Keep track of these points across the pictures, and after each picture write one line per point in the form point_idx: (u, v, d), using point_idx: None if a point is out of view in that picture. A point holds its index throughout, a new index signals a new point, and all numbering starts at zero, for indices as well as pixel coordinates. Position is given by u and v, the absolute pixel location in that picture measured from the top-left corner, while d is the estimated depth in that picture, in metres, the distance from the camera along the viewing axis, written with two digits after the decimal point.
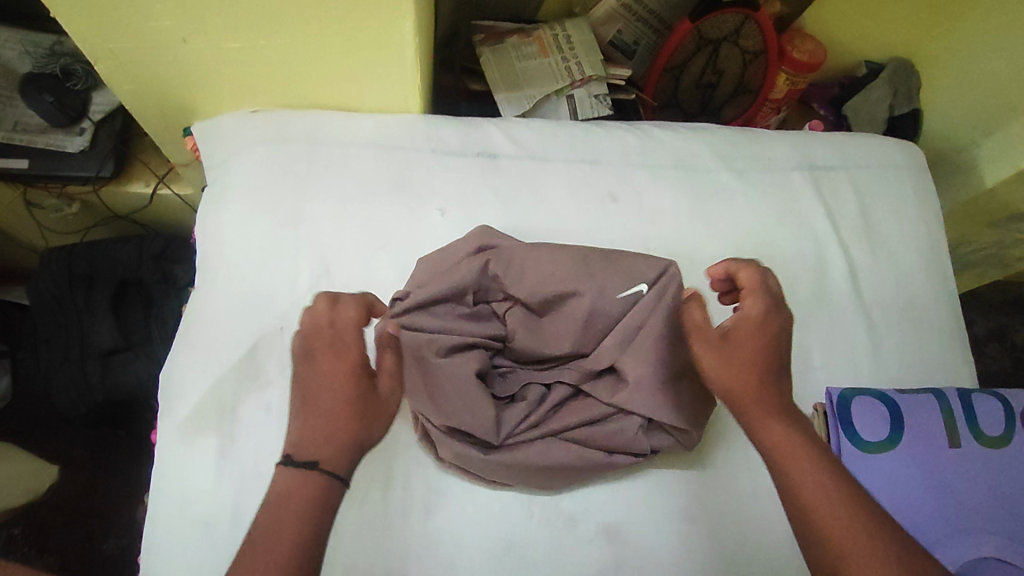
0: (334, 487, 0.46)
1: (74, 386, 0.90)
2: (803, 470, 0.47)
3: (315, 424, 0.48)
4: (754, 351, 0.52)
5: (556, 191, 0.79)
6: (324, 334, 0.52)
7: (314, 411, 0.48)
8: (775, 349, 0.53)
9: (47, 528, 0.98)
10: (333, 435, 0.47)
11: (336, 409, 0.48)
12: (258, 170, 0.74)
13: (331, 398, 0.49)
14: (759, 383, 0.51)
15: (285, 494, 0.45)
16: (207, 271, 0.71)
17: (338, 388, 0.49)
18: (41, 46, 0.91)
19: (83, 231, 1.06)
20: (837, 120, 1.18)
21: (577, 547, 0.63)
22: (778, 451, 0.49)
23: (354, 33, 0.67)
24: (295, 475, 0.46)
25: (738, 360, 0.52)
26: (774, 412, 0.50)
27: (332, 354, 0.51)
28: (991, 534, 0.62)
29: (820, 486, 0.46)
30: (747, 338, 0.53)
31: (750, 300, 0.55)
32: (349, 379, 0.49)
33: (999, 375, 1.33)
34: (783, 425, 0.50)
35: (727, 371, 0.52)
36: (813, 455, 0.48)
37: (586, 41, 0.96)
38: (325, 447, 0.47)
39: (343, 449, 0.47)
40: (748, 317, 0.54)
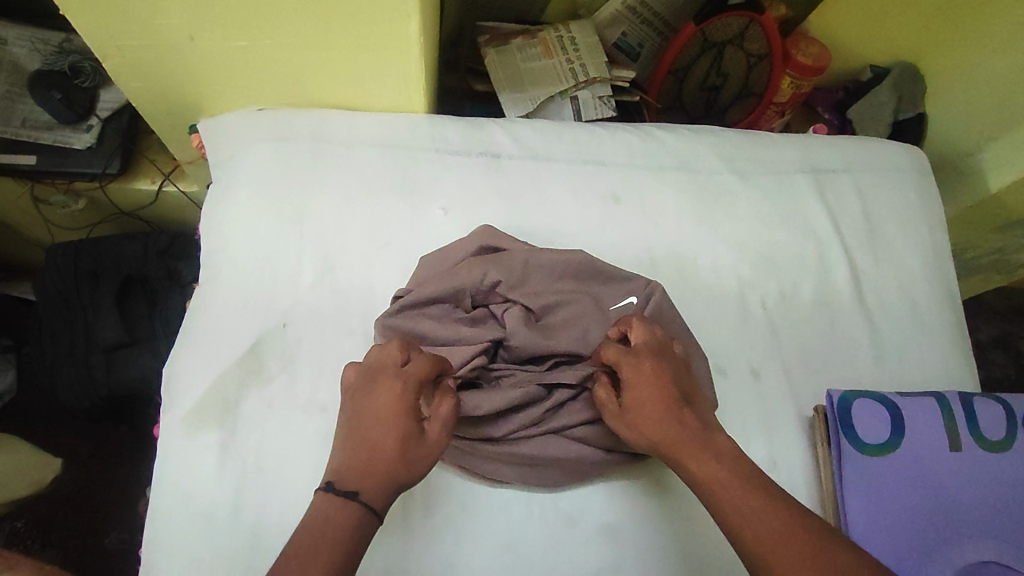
0: (368, 520, 0.48)
1: (79, 380, 0.91)
2: (727, 496, 0.50)
3: (358, 456, 0.50)
4: (653, 414, 0.54)
5: (559, 192, 0.79)
6: (385, 370, 0.53)
7: (362, 444, 0.50)
8: (664, 398, 0.55)
9: (50, 521, 0.98)
10: (376, 472, 0.49)
11: (381, 446, 0.50)
12: (262, 168, 0.74)
13: (380, 435, 0.50)
14: (668, 432, 0.54)
15: (322, 518, 0.47)
16: (211, 267, 0.71)
17: (387, 425, 0.50)
18: (50, 44, 0.91)
19: (89, 227, 1.07)
20: (842, 124, 1.20)
21: (577, 546, 0.63)
22: (703, 487, 0.51)
23: (360, 33, 0.67)
24: (335, 501, 0.48)
25: (643, 430, 0.55)
26: (691, 448, 0.53)
27: (387, 390, 0.52)
28: (993, 537, 0.63)
29: (745, 510, 0.49)
30: (642, 404, 0.55)
31: (624, 369, 0.56)
32: (400, 418, 0.50)
33: (1003, 382, 1.33)
34: (703, 462, 0.52)
35: (641, 434, 0.55)
36: (736, 478, 0.51)
37: (591, 42, 0.97)
38: (368, 480, 0.49)
39: (382, 486, 0.49)
40: (629, 384, 0.56)
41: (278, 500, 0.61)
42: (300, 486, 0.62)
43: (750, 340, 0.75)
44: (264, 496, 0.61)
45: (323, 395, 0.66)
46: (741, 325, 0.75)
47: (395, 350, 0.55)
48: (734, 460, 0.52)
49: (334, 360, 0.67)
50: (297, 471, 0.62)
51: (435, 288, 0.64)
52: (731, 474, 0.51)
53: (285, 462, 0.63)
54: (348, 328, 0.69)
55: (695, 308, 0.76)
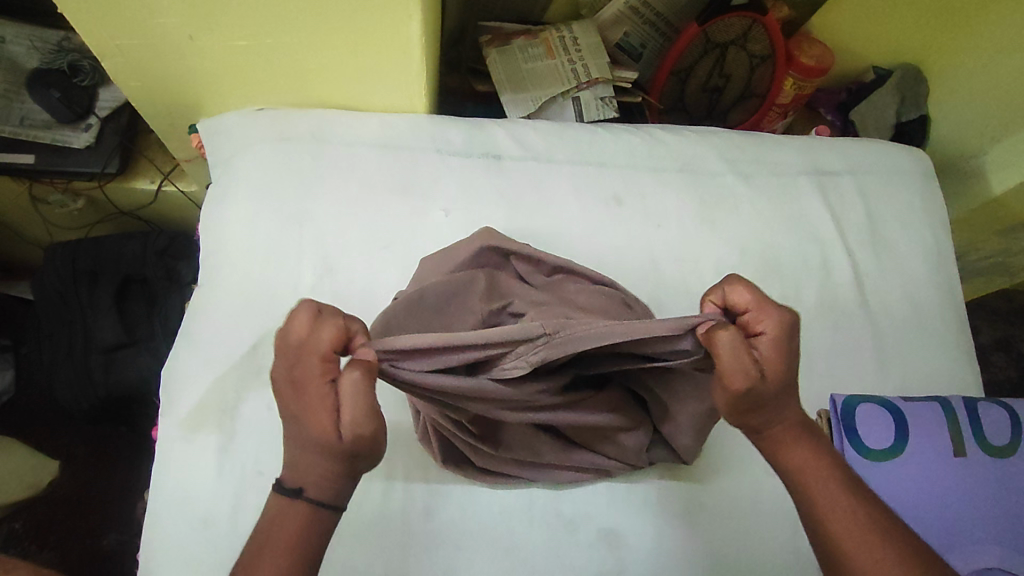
0: (319, 519, 0.45)
1: (77, 380, 0.91)
2: (830, 496, 0.47)
3: (297, 454, 0.44)
4: (784, 391, 0.48)
5: (560, 193, 0.78)
6: (296, 358, 0.44)
7: (291, 438, 0.44)
8: (792, 373, 0.49)
9: (48, 523, 0.98)
10: (314, 471, 0.44)
11: (310, 443, 0.44)
12: (263, 169, 0.74)
13: (304, 432, 0.44)
14: (782, 417, 0.49)
15: (273, 521, 0.44)
16: (210, 268, 0.71)
17: (308, 420, 0.43)
18: (49, 42, 0.91)
19: (88, 227, 1.06)
20: (844, 125, 1.19)
21: (579, 550, 0.62)
22: (802, 481, 0.48)
23: (360, 33, 0.67)
24: (283, 505, 0.44)
25: (771, 408, 0.48)
26: (795, 440, 0.49)
27: (301, 381, 0.44)
28: (998, 543, 0.63)
29: (852, 516, 0.46)
30: (777, 378, 0.48)
31: (765, 329, 0.48)
32: (318, 411, 0.43)
33: (1005, 384, 1.33)
34: (802, 450, 0.49)
35: (764, 410, 0.48)
36: (838, 476, 0.48)
37: (593, 43, 0.96)
38: (307, 479, 0.44)
39: (323, 484, 0.44)
40: (769, 350, 0.48)
41: None
42: None
43: None
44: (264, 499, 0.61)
45: None
46: None
47: (300, 326, 0.45)
48: (830, 451, 0.50)
49: None
50: None
51: (431, 286, 0.61)
52: (832, 472, 0.48)
53: None
54: None
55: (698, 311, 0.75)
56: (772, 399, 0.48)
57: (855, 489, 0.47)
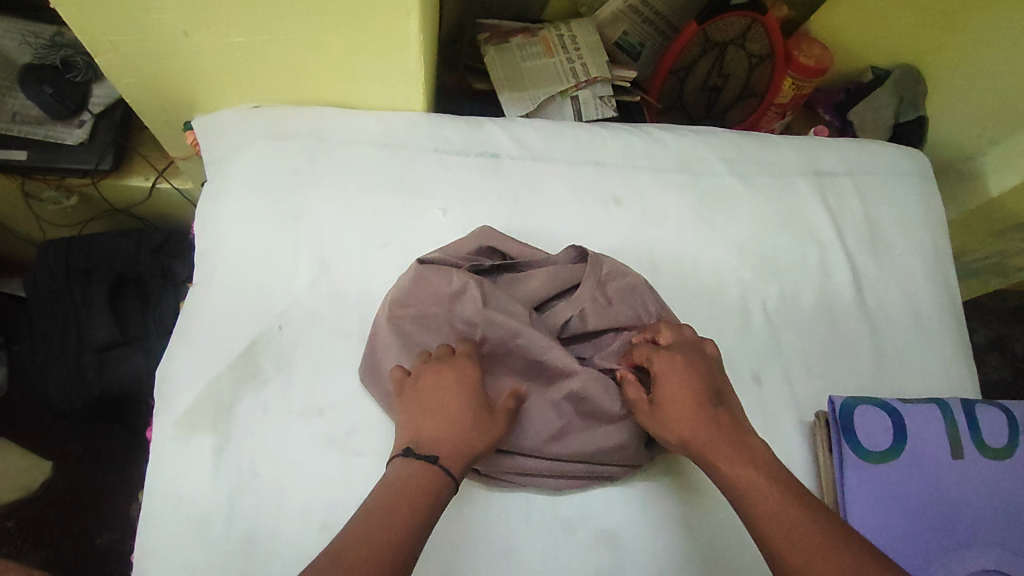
0: (445, 485, 0.52)
1: (70, 380, 0.89)
2: (758, 499, 0.51)
3: (431, 430, 0.54)
4: (678, 406, 0.57)
5: (559, 192, 0.78)
6: (444, 359, 0.58)
7: (433, 418, 0.55)
8: (692, 390, 0.58)
9: (42, 521, 0.97)
10: (451, 440, 0.54)
11: (456, 414, 0.55)
12: (258, 166, 0.73)
13: (451, 407, 0.55)
14: (697, 433, 0.56)
15: (404, 480, 0.51)
16: (205, 267, 0.70)
17: (459, 400, 0.56)
18: (41, 37, 0.90)
19: (81, 224, 1.05)
20: (843, 126, 1.18)
21: (576, 552, 0.62)
22: (739, 491, 0.52)
23: (358, 30, 0.66)
24: (419, 467, 0.52)
25: (673, 424, 0.57)
26: (726, 453, 0.54)
27: (452, 372, 0.57)
28: (996, 546, 0.62)
29: (782, 518, 0.49)
30: (673, 394, 0.58)
31: (658, 361, 0.60)
32: (467, 395, 0.56)
33: (999, 384, 1.33)
34: (733, 462, 0.54)
35: (670, 428, 0.57)
36: (770, 483, 0.52)
37: (591, 41, 0.96)
38: (446, 448, 0.53)
39: (458, 455, 0.53)
40: (658, 377, 0.59)
41: (273, 505, 0.60)
42: (296, 490, 0.61)
43: (751, 345, 0.74)
44: (260, 501, 0.60)
45: (320, 398, 0.65)
46: (742, 329, 0.75)
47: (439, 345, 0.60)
48: (768, 464, 0.54)
49: (331, 362, 0.67)
50: (293, 476, 0.61)
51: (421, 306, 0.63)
52: (765, 479, 0.52)
53: (280, 466, 0.62)
54: (345, 331, 0.68)
55: (698, 312, 0.75)
56: (677, 414, 0.57)
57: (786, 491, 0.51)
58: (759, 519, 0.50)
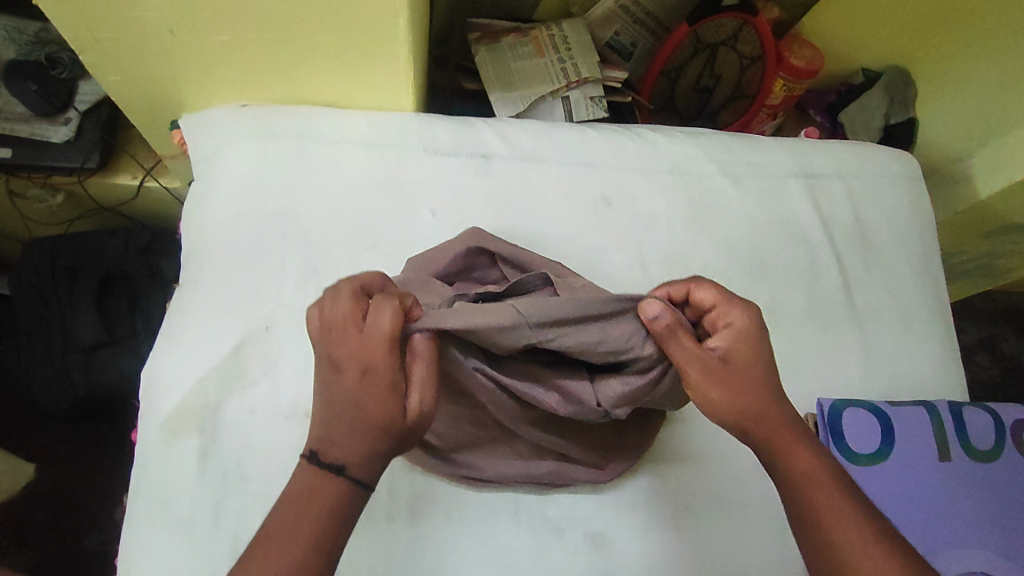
0: (354, 495, 0.45)
1: (56, 379, 0.88)
2: (834, 502, 0.48)
3: (338, 426, 0.45)
4: (749, 375, 0.52)
5: (550, 193, 0.78)
6: (347, 335, 0.46)
7: (339, 415, 0.45)
8: (763, 364, 0.53)
9: (29, 523, 0.96)
10: (355, 444, 0.45)
11: (362, 415, 0.45)
12: (246, 166, 0.72)
13: (362, 400, 0.45)
14: (768, 412, 0.52)
15: (305, 493, 0.44)
16: (191, 267, 0.69)
17: (365, 397, 0.45)
18: (25, 33, 0.88)
19: (68, 223, 1.04)
20: (833, 127, 1.20)
21: (565, 554, 0.62)
22: (810, 485, 0.49)
23: (347, 28, 0.65)
24: (323, 485, 0.44)
25: (745, 395, 0.52)
26: (796, 445, 0.51)
27: (353, 355, 0.46)
28: (984, 548, 0.63)
29: (854, 524, 0.47)
30: (745, 363, 0.52)
31: (731, 316, 0.54)
32: (377, 389, 0.45)
33: (987, 384, 1.34)
34: (803, 457, 0.51)
35: (737, 400, 0.51)
36: (840, 483, 0.50)
37: (582, 42, 0.95)
38: (350, 454, 0.45)
39: (370, 460, 0.45)
40: (736, 338, 0.53)
41: (260, 508, 0.60)
42: (283, 494, 0.60)
43: None
44: (246, 504, 0.60)
45: (307, 400, 0.64)
46: None
47: (346, 303, 0.48)
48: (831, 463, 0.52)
49: (318, 364, 0.66)
50: (280, 478, 0.61)
51: None
52: (836, 480, 0.50)
53: (267, 470, 0.61)
54: None
55: None
56: (744, 383, 0.52)
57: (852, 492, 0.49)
58: (832, 526, 0.48)
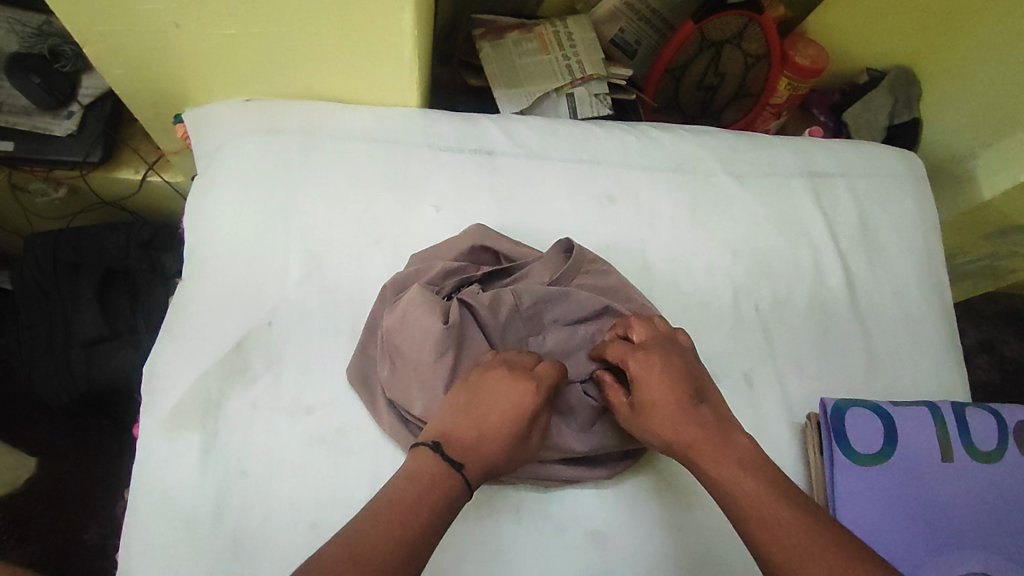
0: (461, 495, 0.49)
1: (57, 374, 0.88)
2: (747, 500, 0.50)
3: (470, 431, 0.52)
4: (657, 406, 0.56)
5: (553, 191, 0.77)
6: (519, 369, 0.56)
7: (475, 423, 0.52)
8: (671, 394, 0.56)
9: (29, 516, 0.96)
10: (480, 452, 0.51)
11: (493, 431, 0.52)
12: (250, 161, 0.72)
13: (506, 415, 0.53)
14: (677, 432, 0.55)
15: (426, 478, 0.48)
16: (194, 262, 0.69)
17: (509, 416, 0.53)
18: (29, 25, 0.87)
19: (69, 216, 1.04)
20: (837, 127, 1.19)
21: (566, 552, 0.62)
22: (725, 489, 0.51)
23: (352, 23, 0.65)
24: (449, 474, 0.49)
25: (652, 428, 0.56)
26: (718, 454, 0.53)
27: (519, 383, 0.54)
28: (985, 549, 0.63)
29: (764, 515, 0.48)
30: (652, 401, 0.56)
31: (634, 364, 0.58)
32: (520, 418, 0.53)
33: (988, 386, 1.34)
34: (721, 461, 0.52)
35: (653, 433, 0.56)
36: (759, 481, 0.51)
37: (587, 39, 0.95)
38: (473, 457, 0.51)
39: (482, 471, 0.51)
40: (639, 381, 0.57)
41: (262, 503, 0.60)
42: (285, 490, 0.60)
43: (742, 347, 0.74)
44: (247, 500, 0.60)
45: (309, 396, 0.64)
46: (735, 330, 0.75)
47: (529, 356, 0.58)
48: (753, 460, 0.52)
49: (321, 360, 0.66)
50: (282, 474, 0.61)
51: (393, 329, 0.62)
52: (757, 481, 0.50)
53: (269, 465, 0.61)
54: (335, 329, 0.68)
55: (692, 313, 0.74)
56: (657, 419, 0.55)
57: (774, 491, 0.50)
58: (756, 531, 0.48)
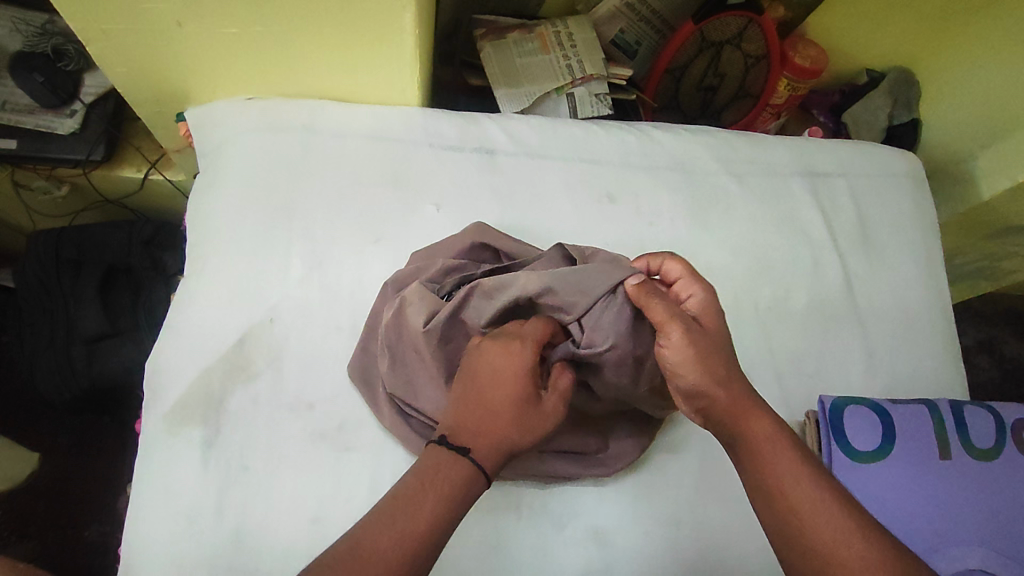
0: (477, 483, 0.49)
1: (59, 371, 0.88)
2: (783, 462, 0.48)
3: (472, 415, 0.51)
4: (719, 341, 0.53)
5: (553, 189, 0.78)
6: (501, 333, 0.55)
7: (472, 402, 0.52)
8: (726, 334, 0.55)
9: (30, 513, 0.96)
10: (487, 432, 0.50)
11: (492, 402, 0.51)
12: (252, 158, 0.72)
13: (498, 383, 0.52)
14: (734, 375, 0.52)
15: (434, 469, 0.48)
16: (196, 259, 0.69)
17: (502, 384, 0.52)
18: (32, 25, 0.89)
19: (72, 215, 1.04)
20: (837, 128, 1.20)
21: (566, 548, 0.62)
22: (758, 446, 0.49)
23: (355, 22, 0.66)
24: (461, 462, 0.49)
25: (716, 357, 0.51)
26: (756, 412, 0.51)
27: (505, 348, 0.53)
28: (984, 546, 0.63)
29: (801, 480, 0.47)
30: (713, 329, 0.54)
31: (700, 287, 0.56)
32: (517, 382, 0.52)
33: (987, 386, 1.34)
34: (758, 420, 0.50)
35: (704, 363, 0.51)
36: (795, 447, 0.49)
37: (588, 39, 0.96)
38: (482, 440, 0.50)
39: (493, 453, 0.50)
40: (701, 309, 0.55)
41: (263, 499, 0.60)
42: (286, 485, 0.61)
43: (742, 345, 0.74)
44: (249, 495, 0.60)
45: (311, 392, 0.65)
46: (735, 328, 0.75)
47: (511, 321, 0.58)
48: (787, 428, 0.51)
49: (322, 357, 0.66)
50: (283, 469, 0.61)
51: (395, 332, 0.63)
52: (794, 446, 0.49)
53: (271, 460, 0.61)
54: (336, 325, 0.68)
55: None
56: (717, 346, 0.52)
57: (808, 458, 0.49)
58: (789, 488, 0.47)
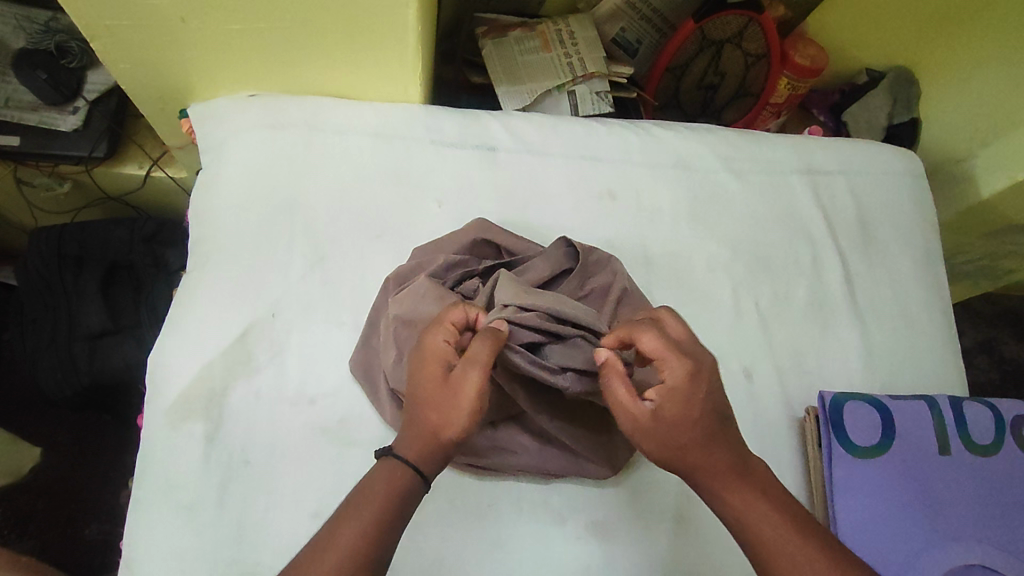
0: (415, 488, 0.50)
1: (61, 367, 0.88)
2: (769, 532, 0.50)
3: (407, 418, 0.53)
4: (684, 432, 0.51)
5: (555, 186, 0.78)
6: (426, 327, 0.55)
7: (408, 405, 0.53)
8: (703, 419, 0.51)
9: (30, 511, 0.96)
10: (416, 428, 0.52)
11: (416, 399, 0.52)
12: (254, 154, 0.73)
13: (416, 380, 0.52)
14: (712, 460, 0.51)
15: (375, 479, 0.50)
16: (198, 255, 0.70)
17: (416, 380, 0.52)
18: (36, 22, 0.89)
19: (74, 211, 1.04)
20: (837, 127, 1.20)
21: (566, 544, 0.62)
22: (746, 524, 0.50)
23: (357, 19, 0.66)
24: (388, 464, 0.51)
25: (679, 446, 0.51)
26: (738, 484, 0.51)
27: (417, 346, 0.54)
28: (982, 542, 0.63)
29: (789, 554, 0.49)
30: (679, 413, 0.51)
31: (670, 367, 0.51)
32: (430, 372, 0.52)
33: (986, 386, 1.34)
34: (745, 495, 0.51)
35: (667, 452, 0.51)
36: (783, 515, 0.50)
37: (589, 37, 0.96)
38: (413, 435, 0.52)
39: (425, 447, 0.51)
40: (672, 388, 0.51)
41: (264, 493, 0.60)
42: (287, 479, 0.61)
43: (742, 342, 0.75)
44: (249, 490, 0.60)
45: (312, 387, 0.65)
46: (735, 325, 0.75)
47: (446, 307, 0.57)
48: (778, 493, 0.52)
49: (323, 352, 0.67)
50: (286, 463, 0.61)
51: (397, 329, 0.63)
52: (777, 513, 0.50)
53: (272, 455, 0.62)
54: (338, 320, 0.68)
55: (693, 309, 0.75)
56: (681, 438, 0.51)
57: (799, 526, 0.50)
58: (772, 557, 0.49)
